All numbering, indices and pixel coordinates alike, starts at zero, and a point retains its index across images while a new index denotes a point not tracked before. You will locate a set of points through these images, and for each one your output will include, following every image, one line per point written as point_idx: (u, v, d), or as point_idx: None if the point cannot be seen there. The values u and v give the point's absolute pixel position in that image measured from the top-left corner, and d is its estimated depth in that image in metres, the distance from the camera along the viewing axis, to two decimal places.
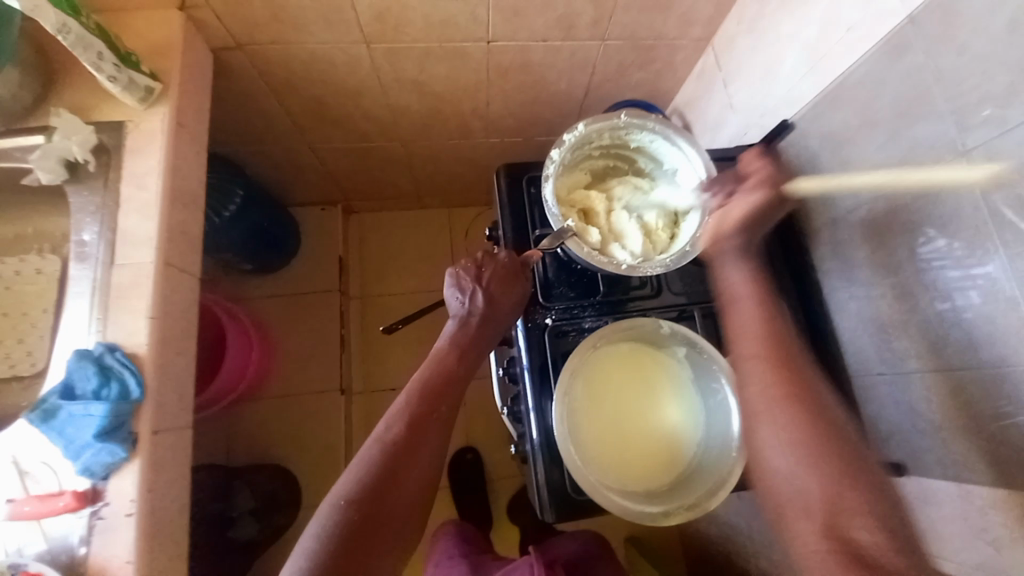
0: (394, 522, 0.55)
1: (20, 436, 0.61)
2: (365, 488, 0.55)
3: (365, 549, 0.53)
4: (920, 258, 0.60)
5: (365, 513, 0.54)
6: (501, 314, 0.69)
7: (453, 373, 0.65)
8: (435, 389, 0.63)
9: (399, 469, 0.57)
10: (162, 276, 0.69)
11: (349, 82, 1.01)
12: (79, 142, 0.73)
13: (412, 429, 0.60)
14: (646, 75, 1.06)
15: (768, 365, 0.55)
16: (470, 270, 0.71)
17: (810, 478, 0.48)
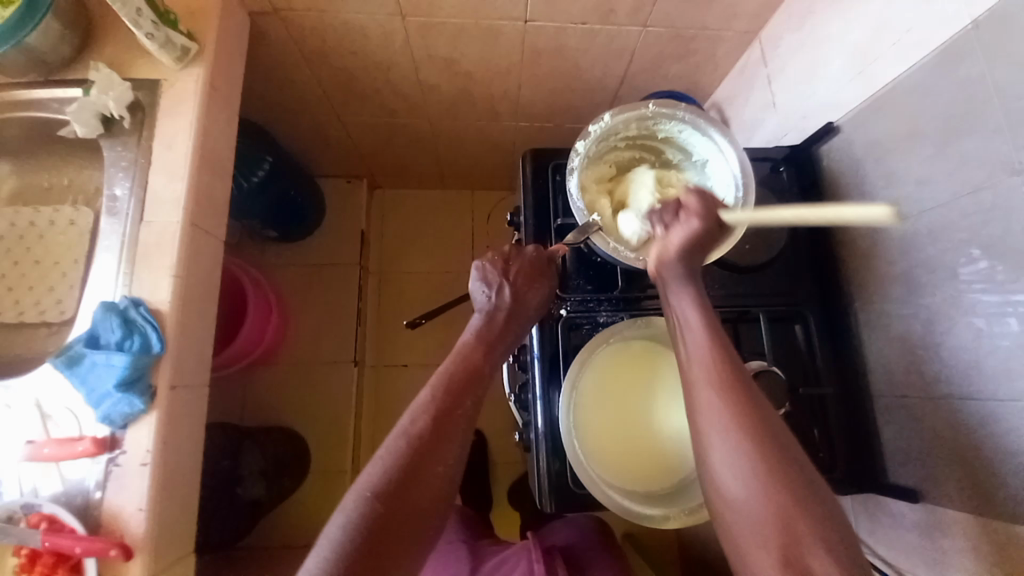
0: (422, 519, 0.53)
1: (43, 380, 0.64)
2: (390, 484, 0.53)
3: (391, 546, 0.51)
4: (959, 282, 0.57)
5: (392, 511, 0.52)
6: (527, 310, 0.67)
7: (479, 367, 0.62)
8: (462, 382, 0.60)
9: (427, 464, 0.55)
10: (187, 236, 0.70)
11: (381, 55, 1.00)
12: (115, 98, 0.74)
13: (437, 425, 0.57)
14: (686, 67, 1.02)
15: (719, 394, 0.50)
16: (496, 263, 0.68)
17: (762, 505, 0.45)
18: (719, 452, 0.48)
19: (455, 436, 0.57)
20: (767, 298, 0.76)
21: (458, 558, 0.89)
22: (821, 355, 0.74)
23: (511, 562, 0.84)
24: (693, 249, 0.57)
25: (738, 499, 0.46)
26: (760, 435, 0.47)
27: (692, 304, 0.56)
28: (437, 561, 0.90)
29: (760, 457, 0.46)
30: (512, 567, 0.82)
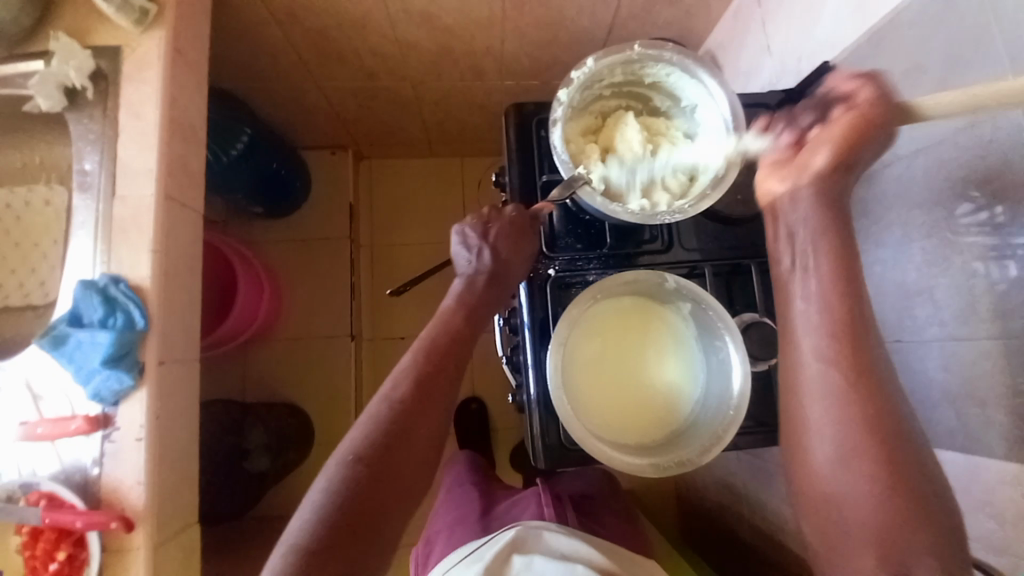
0: (406, 475, 0.58)
1: (33, 361, 0.64)
2: (374, 445, 0.58)
3: (376, 501, 0.56)
4: (954, 219, 0.56)
5: (375, 468, 0.57)
6: (507, 272, 0.68)
7: (459, 332, 0.66)
8: (441, 348, 0.65)
9: (407, 426, 0.60)
10: (162, 210, 0.68)
11: (356, 12, 0.95)
12: (76, 67, 0.70)
13: (419, 388, 0.62)
14: (677, 11, 0.97)
15: (842, 383, 0.53)
16: (476, 227, 0.70)
17: (866, 506, 0.51)
18: (823, 450, 0.54)
19: (435, 399, 0.62)
20: None
21: (472, 499, 0.88)
22: None
23: (521, 506, 0.82)
24: (838, 172, 0.59)
25: (838, 494, 0.52)
26: (872, 420, 0.52)
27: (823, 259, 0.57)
28: (448, 504, 0.89)
29: (865, 440, 0.52)
30: (521, 510, 0.81)
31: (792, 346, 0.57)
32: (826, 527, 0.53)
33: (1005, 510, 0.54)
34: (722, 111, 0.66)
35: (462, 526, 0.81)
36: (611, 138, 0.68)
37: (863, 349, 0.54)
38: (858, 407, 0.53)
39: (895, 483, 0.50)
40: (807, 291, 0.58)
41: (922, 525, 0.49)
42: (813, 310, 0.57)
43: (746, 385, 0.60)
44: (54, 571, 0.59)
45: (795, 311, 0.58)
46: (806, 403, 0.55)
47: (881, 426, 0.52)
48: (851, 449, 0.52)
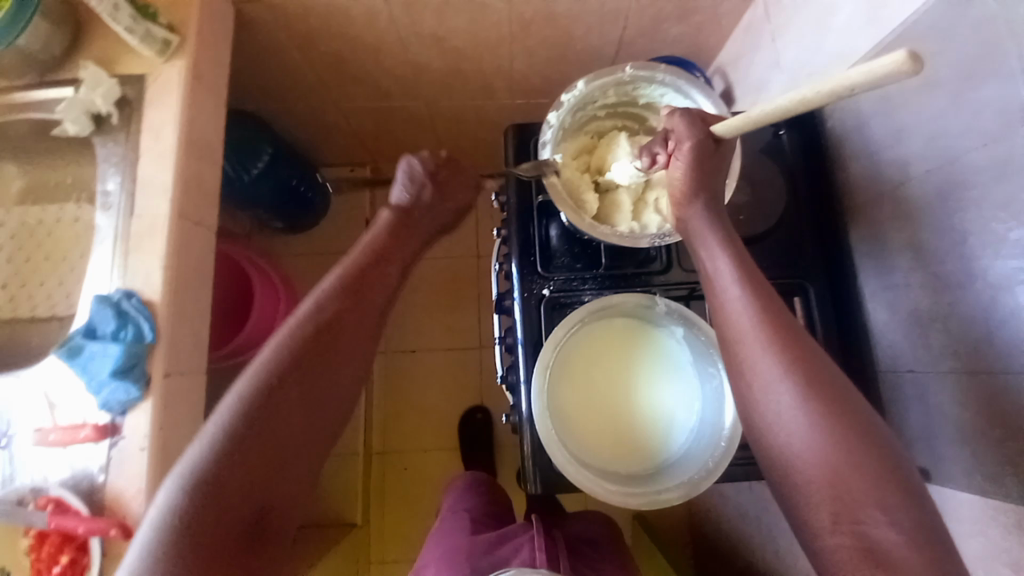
0: (318, 399, 0.57)
1: (50, 372, 0.67)
2: (289, 362, 0.56)
3: (284, 415, 0.54)
4: (974, 244, 0.52)
5: (294, 383, 0.56)
6: (442, 212, 0.73)
7: (388, 255, 0.66)
8: (367, 268, 0.64)
9: (329, 346, 0.58)
10: (176, 227, 0.72)
11: (367, 35, 1.00)
12: (103, 94, 0.75)
13: (343, 308, 0.61)
14: (686, 28, 0.96)
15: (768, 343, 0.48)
16: (424, 162, 0.72)
17: (823, 469, 0.44)
18: (767, 411, 0.47)
19: (363, 319, 0.62)
20: (767, 272, 0.72)
21: (463, 526, 0.88)
22: (822, 328, 0.69)
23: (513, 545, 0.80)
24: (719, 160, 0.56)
25: (795, 462, 0.45)
26: (815, 379, 0.46)
27: (732, 252, 0.54)
28: (439, 533, 0.89)
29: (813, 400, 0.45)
30: (511, 551, 0.79)
31: (720, 328, 0.52)
32: (790, 500, 0.45)
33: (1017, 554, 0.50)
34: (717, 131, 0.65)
35: (451, 558, 0.81)
36: (604, 159, 0.69)
37: (799, 335, 0.49)
38: (800, 369, 0.47)
39: (847, 448, 0.44)
40: (729, 285, 0.53)
41: (878, 489, 0.42)
42: (740, 292, 0.52)
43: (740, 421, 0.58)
44: None
45: (720, 292, 0.53)
46: (747, 370, 0.49)
47: (826, 386, 0.46)
48: (792, 411, 0.46)
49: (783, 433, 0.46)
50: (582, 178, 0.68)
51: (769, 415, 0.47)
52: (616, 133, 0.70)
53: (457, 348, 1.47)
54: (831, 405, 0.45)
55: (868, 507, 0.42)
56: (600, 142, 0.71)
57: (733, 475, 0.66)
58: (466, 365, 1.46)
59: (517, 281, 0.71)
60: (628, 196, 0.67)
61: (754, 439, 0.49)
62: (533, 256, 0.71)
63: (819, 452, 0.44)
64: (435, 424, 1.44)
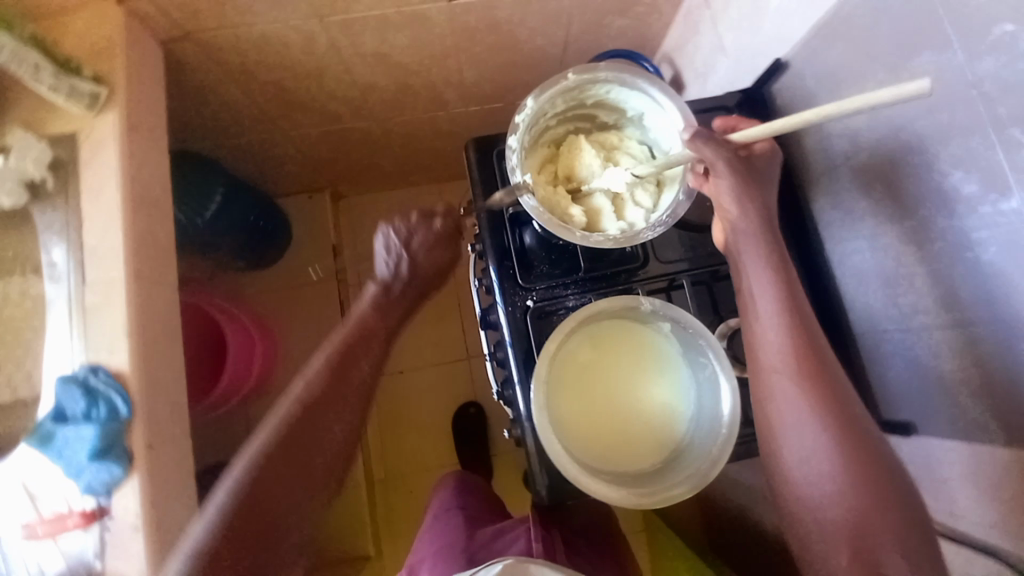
0: (310, 467, 0.63)
1: (25, 463, 0.63)
2: (279, 442, 0.63)
3: (274, 495, 0.60)
4: (931, 204, 0.55)
5: (281, 464, 0.62)
6: (424, 280, 0.75)
7: (373, 330, 0.73)
8: (355, 344, 0.72)
9: (316, 421, 0.65)
10: (135, 290, 0.68)
11: (309, 61, 0.97)
12: (33, 160, 0.70)
13: (331, 385, 0.68)
14: (628, 21, 0.98)
15: (793, 379, 0.55)
16: (401, 235, 0.75)
17: (840, 501, 0.52)
18: (792, 445, 0.55)
19: (347, 395, 0.68)
20: None
21: (456, 526, 0.89)
22: None
23: (507, 538, 0.83)
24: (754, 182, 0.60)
25: (810, 493, 0.54)
26: (841, 421, 0.54)
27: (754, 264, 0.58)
28: (432, 530, 0.91)
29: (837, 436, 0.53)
30: (507, 544, 0.82)
31: (754, 360, 0.58)
32: (801, 529, 0.54)
33: (990, 485, 0.54)
34: (673, 119, 0.67)
35: (446, 558, 0.82)
36: (570, 166, 0.70)
37: (829, 373, 0.55)
38: (825, 407, 0.54)
39: (868, 480, 0.52)
40: (765, 326, 0.58)
41: (891, 516, 0.51)
42: (778, 335, 0.57)
43: (735, 406, 0.60)
44: None
45: (759, 332, 0.58)
46: (775, 401, 0.56)
47: (849, 424, 0.54)
48: (816, 446, 0.54)
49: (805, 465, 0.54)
50: (557, 192, 0.68)
51: (794, 448, 0.55)
52: (575, 138, 0.71)
53: (445, 362, 1.46)
54: (857, 442, 0.53)
55: (879, 535, 0.50)
56: (560, 151, 0.71)
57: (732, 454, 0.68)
58: (457, 378, 1.45)
59: (500, 295, 0.70)
60: (606, 197, 0.67)
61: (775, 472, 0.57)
62: (513, 268, 0.71)
63: (841, 492, 0.52)
64: (432, 442, 1.42)
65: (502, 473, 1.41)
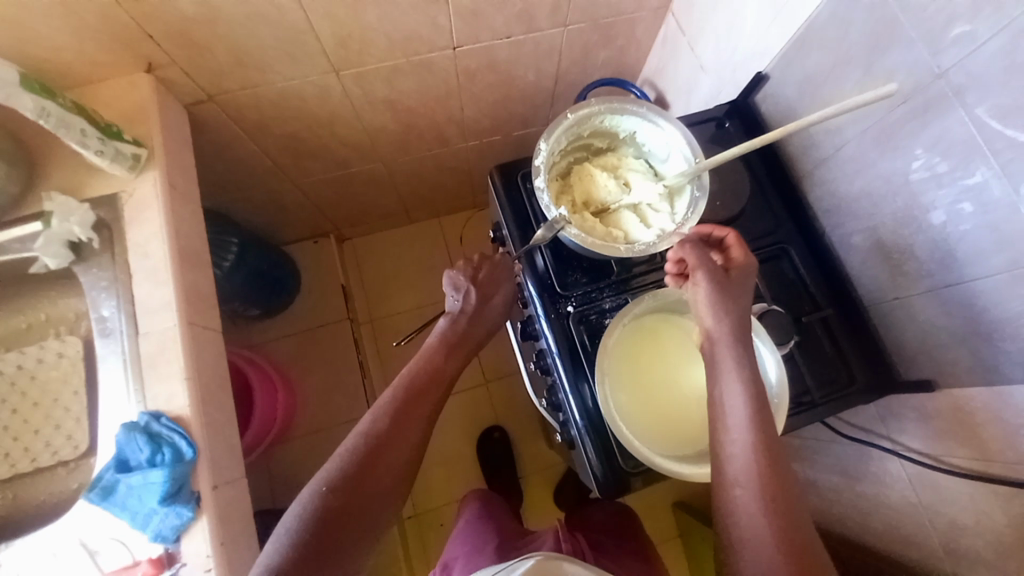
0: (372, 503, 0.64)
1: (84, 519, 0.63)
2: (344, 476, 0.63)
3: (342, 525, 0.61)
4: (915, 182, 0.63)
5: (346, 498, 0.62)
6: (488, 313, 0.79)
7: (438, 370, 0.74)
8: (422, 384, 0.72)
9: (379, 454, 0.66)
10: (188, 336, 0.70)
11: (323, 112, 1.03)
12: (78, 222, 0.72)
13: (396, 422, 0.68)
14: (611, 52, 1.08)
15: (758, 456, 0.56)
16: (465, 272, 0.80)
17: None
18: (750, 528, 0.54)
19: (409, 431, 0.68)
20: (749, 241, 0.79)
21: (490, 529, 1.02)
22: (812, 283, 0.77)
23: (539, 541, 0.99)
24: (724, 298, 0.63)
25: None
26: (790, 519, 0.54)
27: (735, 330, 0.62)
28: (465, 532, 1.03)
29: (770, 494, 0.55)
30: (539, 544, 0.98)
31: (724, 434, 0.59)
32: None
33: (1008, 420, 0.60)
34: (670, 132, 0.70)
35: (481, 554, 0.94)
36: (587, 191, 0.71)
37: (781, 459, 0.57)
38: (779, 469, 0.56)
39: (796, 550, 0.52)
40: (746, 377, 0.60)
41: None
42: (741, 400, 0.59)
43: (782, 372, 0.66)
44: None
45: (730, 388, 0.60)
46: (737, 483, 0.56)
47: (783, 486, 0.56)
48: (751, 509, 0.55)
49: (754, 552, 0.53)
50: (585, 219, 0.69)
51: (732, 511, 0.56)
52: (581, 166, 0.72)
53: (465, 389, 1.47)
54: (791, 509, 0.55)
55: None
56: (571, 180, 0.72)
57: (789, 426, 0.71)
58: (479, 404, 1.46)
59: (541, 305, 0.75)
60: (633, 212, 0.69)
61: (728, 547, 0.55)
62: (550, 279, 0.76)
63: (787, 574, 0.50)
64: (458, 470, 1.41)
65: (534, 495, 1.40)
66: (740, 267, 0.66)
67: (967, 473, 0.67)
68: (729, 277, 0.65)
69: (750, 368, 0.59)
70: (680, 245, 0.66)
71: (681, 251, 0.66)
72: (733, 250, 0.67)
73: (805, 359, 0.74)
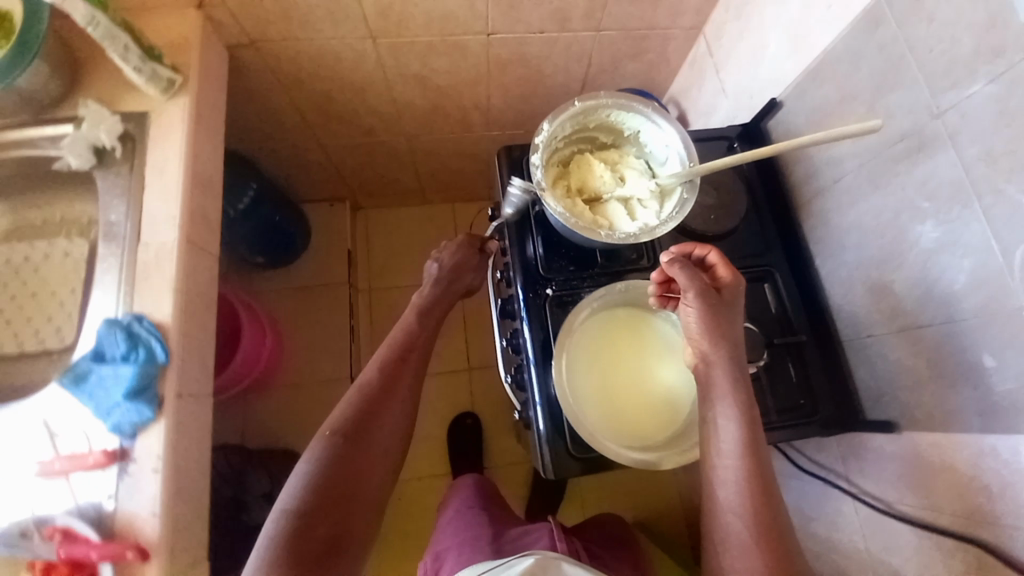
0: (377, 447, 0.69)
1: (52, 402, 0.66)
2: (347, 423, 0.68)
3: (353, 464, 0.66)
4: (902, 220, 0.64)
5: (351, 440, 0.67)
6: (461, 276, 0.86)
7: (417, 333, 0.79)
8: (404, 345, 0.77)
9: (376, 404, 0.70)
10: (184, 253, 0.73)
11: (356, 77, 1.08)
12: (106, 130, 0.77)
13: (387, 378, 0.73)
14: (640, 65, 1.10)
15: (743, 462, 0.58)
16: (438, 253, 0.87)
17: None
18: (736, 535, 0.56)
19: (401, 385, 0.74)
20: (737, 259, 0.80)
21: (482, 522, 1.02)
22: (792, 311, 0.77)
23: (533, 536, 0.97)
24: (716, 318, 0.62)
25: None
26: (768, 524, 0.56)
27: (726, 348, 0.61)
28: (457, 522, 1.03)
29: (751, 495, 0.57)
30: (533, 539, 0.95)
31: (711, 441, 0.61)
32: None
33: (960, 470, 0.60)
34: (671, 136, 0.72)
35: (474, 548, 0.95)
36: (582, 179, 0.73)
37: (765, 466, 0.58)
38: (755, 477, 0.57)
39: (776, 557, 0.55)
40: (717, 384, 0.61)
41: None
42: (718, 406, 0.60)
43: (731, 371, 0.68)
44: None
45: (717, 393, 0.61)
46: (726, 490, 0.58)
47: (766, 491, 0.57)
48: (739, 506, 0.57)
49: (738, 560, 0.56)
50: (576, 204, 0.71)
51: (722, 509, 0.58)
52: (581, 155, 0.74)
53: (448, 372, 1.49)
54: (764, 507, 0.57)
55: None
56: (570, 168, 0.74)
57: None
58: (459, 388, 1.48)
59: (523, 283, 0.77)
60: (622, 204, 0.71)
61: (711, 549, 0.58)
62: (535, 260, 0.78)
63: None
64: (426, 450, 1.42)
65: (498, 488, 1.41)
66: (728, 284, 0.65)
67: (922, 523, 0.66)
68: (721, 297, 0.63)
69: (738, 375, 0.61)
70: (671, 266, 0.62)
71: (671, 272, 0.63)
72: (717, 268, 0.65)
73: (771, 381, 0.74)
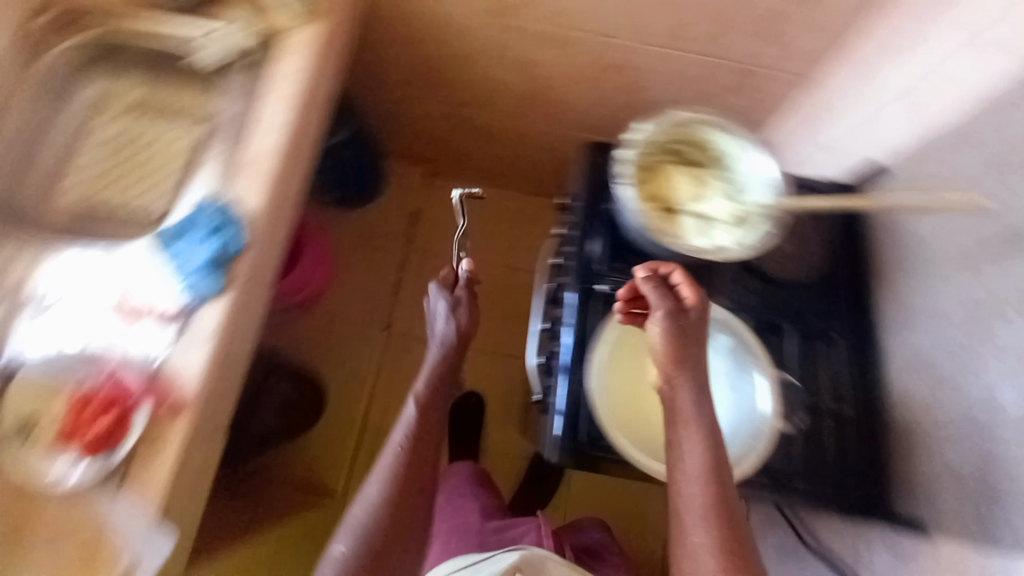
0: (418, 497, 0.75)
1: (143, 256, 0.75)
2: (393, 479, 0.74)
3: (402, 512, 0.73)
4: (988, 312, 0.59)
5: (399, 490, 0.74)
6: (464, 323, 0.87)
7: (440, 392, 0.83)
8: (429, 403, 0.82)
9: (417, 459, 0.77)
10: (278, 160, 0.78)
11: (469, 48, 1.12)
12: (250, 33, 0.85)
13: (418, 435, 0.78)
14: (748, 102, 1.08)
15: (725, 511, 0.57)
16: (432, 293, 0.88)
17: None
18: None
19: (428, 440, 0.79)
20: (797, 312, 0.78)
21: (469, 512, 1.05)
22: (843, 380, 0.75)
23: (519, 530, 1.00)
24: (680, 338, 0.63)
25: None
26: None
27: None
28: (445, 511, 1.05)
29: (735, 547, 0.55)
30: (520, 534, 0.98)
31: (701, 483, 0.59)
32: None
33: None
34: (762, 164, 0.71)
35: (462, 539, 0.99)
36: (664, 187, 0.74)
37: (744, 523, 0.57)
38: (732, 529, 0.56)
39: None
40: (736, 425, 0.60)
41: None
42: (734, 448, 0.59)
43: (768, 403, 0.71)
44: (94, 435, 0.65)
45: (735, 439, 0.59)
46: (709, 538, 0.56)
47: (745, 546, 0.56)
48: (705, 555, 0.56)
49: None
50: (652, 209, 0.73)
51: (687, 550, 0.57)
52: (667, 164, 0.75)
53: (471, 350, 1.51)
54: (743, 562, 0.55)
55: None
56: (654, 174, 0.75)
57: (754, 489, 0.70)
58: (478, 369, 1.49)
59: (578, 273, 0.78)
60: (698, 219, 0.72)
61: None
62: (594, 256, 0.78)
63: None
64: None
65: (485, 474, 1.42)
66: (694, 304, 0.64)
67: None
68: (683, 316, 0.63)
69: None
70: (642, 283, 0.65)
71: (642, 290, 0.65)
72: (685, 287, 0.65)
73: (801, 442, 0.72)
